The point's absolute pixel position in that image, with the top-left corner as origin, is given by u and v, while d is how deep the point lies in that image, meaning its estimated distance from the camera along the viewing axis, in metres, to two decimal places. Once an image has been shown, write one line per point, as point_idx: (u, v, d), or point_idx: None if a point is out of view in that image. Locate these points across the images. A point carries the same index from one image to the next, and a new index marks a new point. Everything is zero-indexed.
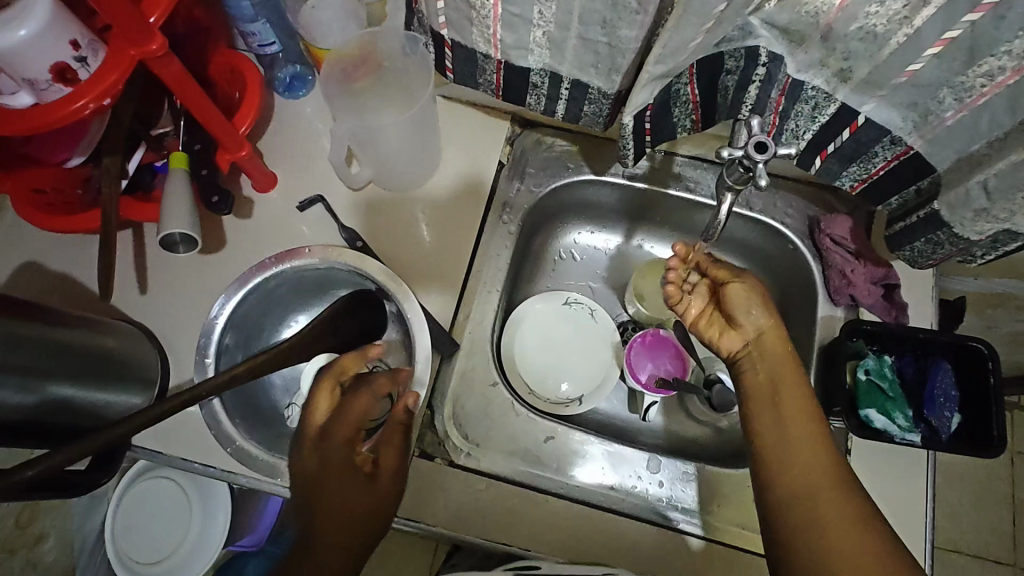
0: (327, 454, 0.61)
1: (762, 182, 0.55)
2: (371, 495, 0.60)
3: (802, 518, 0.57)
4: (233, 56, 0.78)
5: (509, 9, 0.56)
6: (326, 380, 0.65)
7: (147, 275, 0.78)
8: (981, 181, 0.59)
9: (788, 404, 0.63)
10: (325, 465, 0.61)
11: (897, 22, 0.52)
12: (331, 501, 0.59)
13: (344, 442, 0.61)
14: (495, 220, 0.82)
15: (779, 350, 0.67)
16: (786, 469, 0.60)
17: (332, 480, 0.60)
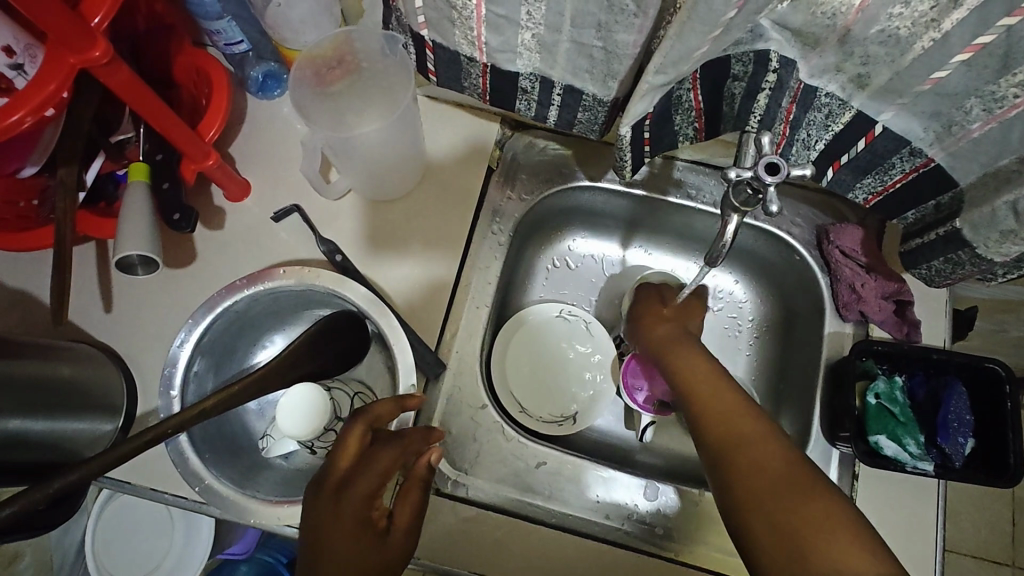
0: (341, 501, 0.55)
1: (774, 207, 0.51)
2: (384, 553, 0.55)
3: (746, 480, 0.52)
4: (199, 56, 0.71)
5: (493, 10, 0.51)
6: (359, 426, 0.58)
7: (111, 292, 0.73)
8: (1010, 202, 0.54)
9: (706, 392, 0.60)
10: (338, 514, 0.54)
11: (923, 25, 0.47)
12: (333, 553, 0.52)
13: (368, 493, 0.55)
14: (485, 228, 0.77)
15: (677, 343, 0.68)
16: (732, 458, 0.54)
17: (342, 530, 0.53)
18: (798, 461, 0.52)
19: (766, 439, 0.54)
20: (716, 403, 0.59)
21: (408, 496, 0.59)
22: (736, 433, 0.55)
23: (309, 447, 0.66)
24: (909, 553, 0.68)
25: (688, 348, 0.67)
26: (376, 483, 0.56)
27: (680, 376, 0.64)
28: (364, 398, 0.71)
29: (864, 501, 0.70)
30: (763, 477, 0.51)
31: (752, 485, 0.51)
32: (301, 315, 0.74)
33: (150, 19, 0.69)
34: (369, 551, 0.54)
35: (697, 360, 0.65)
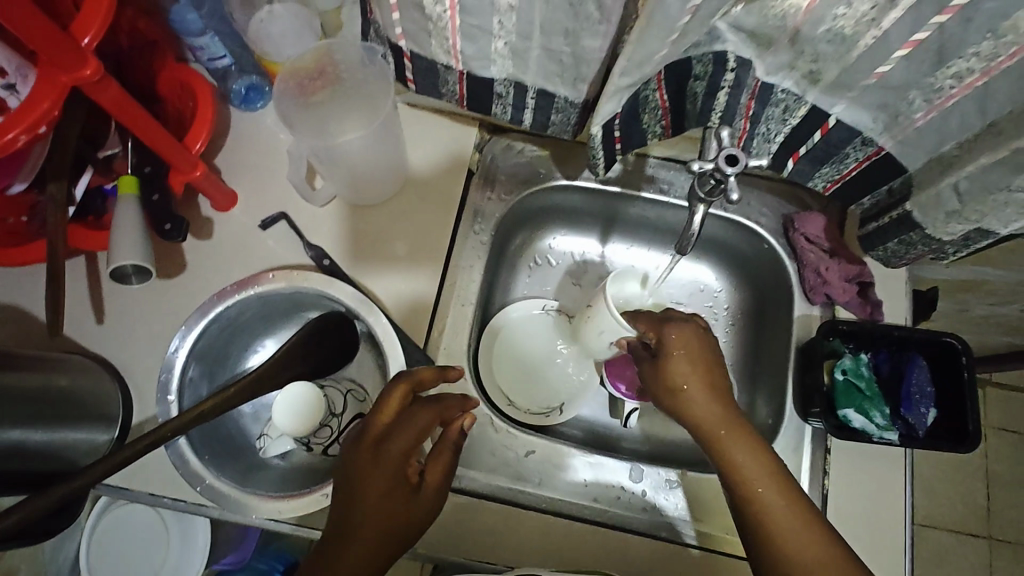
0: (377, 457, 0.58)
1: (734, 195, 0.56)
2: (413, 512, 0.58)
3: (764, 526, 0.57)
4: (183, 70, 0.74)
5: (467, 20, 0.54)
6: (401, 385, 0.61)
7: (103, 304, 0.74)
8: (953, 184, 0.59)
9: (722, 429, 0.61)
10: (372, 473, 0.58)
11: (865, 23, 0.51)
12: (366, 509, 0.57)
13: (401, 454, 0.58)
14: (467, 229, 0.80)
15: (727, 433, 0.61)
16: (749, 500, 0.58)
17: (376, 489, 0.57)
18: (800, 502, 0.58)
19: (791, 510, 0.57)
20: (775, 520, 0.57)
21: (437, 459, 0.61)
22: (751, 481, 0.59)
23: (307, 444, 0.69)
24: (880, 520, 0.72)
25: (736, 440, 0.61)
26: (410, 444, 0.59)
27: (737, 481, 0.59)
28: (356, 395, 0.73)
29: (836, 474, 0.74)
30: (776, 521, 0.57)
31: (773, 529, 0.57)
32: (291, 319, 0.76)
33: (132, 36, 0.71)
34: (397, 511, 0.57)
35: (751, 460, 0.60)
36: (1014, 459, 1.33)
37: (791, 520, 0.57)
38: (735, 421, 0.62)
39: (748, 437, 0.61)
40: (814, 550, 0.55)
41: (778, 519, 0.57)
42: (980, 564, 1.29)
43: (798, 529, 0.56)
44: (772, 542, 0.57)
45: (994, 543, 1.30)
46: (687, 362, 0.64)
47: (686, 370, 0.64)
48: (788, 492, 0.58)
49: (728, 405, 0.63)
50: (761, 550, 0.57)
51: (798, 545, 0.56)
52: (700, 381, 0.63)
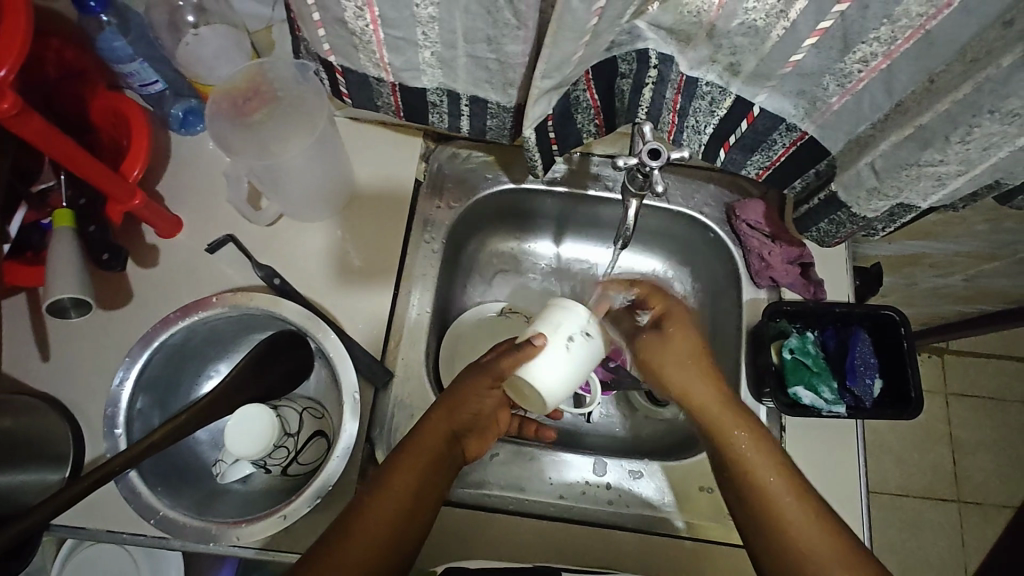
0: (428, 415, 0.63)
1: (660, 188, 0.60)
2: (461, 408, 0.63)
3: (761, 511, 0.57)
4: (114, 98, 0.72)
5: (391, 33, 0.55)
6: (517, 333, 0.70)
7: (48, 340, 0.73)
8: (869, 163, 0.61)
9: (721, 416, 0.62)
10: (425, 437, 0.62)
11: (774, 15, 0.53)
12: (394, 495, 0.58)
13: (459, 399, 0.64)
14: (417, 239, 0.80)
15: (727, 417, 0.62)
16: (750, 484, 0.58)
17: (427, 449, 0.61)
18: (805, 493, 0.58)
19: (800, 505, 0.57)
20: (779, 506, 0.57)
21: (494, 395, 0.64)
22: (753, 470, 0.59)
23: (265, 466, 0.66)
24: (837, 492, 0.74)
25: (737, 425, 0.61)
26: (469, 394, 0.64)
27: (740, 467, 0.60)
28: (313, 412, 0.71)
29: (792, 450, 0.76)
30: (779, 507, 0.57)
31: (774, 514, 0.57)
32: (243, 340, 0.75)
33: (61, 67, 0.71)
34: (427, 489, 0.60)
35: (752, 447, 0.60)
36: (974, 422, 1.38)
37: (793, 503, 0.57)
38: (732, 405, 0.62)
39: (750, 420, 0.62)
40: (818, 533, 0.55)
41: (782, 507, 0.57)
42: (951, 526, 1.33)
43: (800, 512, 0.56)
44: (773, 526, 0.56)
45: (963, 506, 1.34)
46: (688, 346, 0.65)
47: (681, 355, 0.65)
48: (791, 476, 0.59)
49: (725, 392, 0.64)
50: (762, 539, 0.57)
51: (802, 524, 0.56)
52: (700, 365, 0.64)
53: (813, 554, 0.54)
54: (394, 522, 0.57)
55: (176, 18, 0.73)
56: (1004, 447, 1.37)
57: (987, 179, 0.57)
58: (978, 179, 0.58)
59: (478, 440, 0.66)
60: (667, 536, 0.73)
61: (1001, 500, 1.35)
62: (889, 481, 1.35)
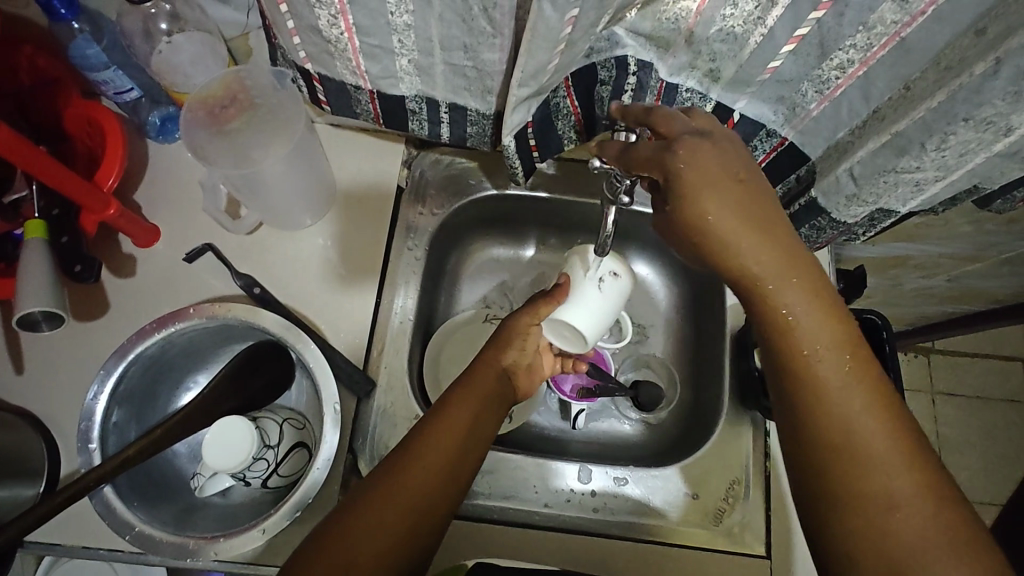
0: (479, 361, 0.69)
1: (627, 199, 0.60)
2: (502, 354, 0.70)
3: (818, 415, 0.50)
4: (88, 106, 0.71)
5: (366, 40, 0.54)
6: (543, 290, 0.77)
7: (22, 352, 0.71)
8: (848, 169, 0.61)
9: (789, 292, 0.51)
10: (466, 390, 0.65)
11: (752, 22, 0.53)
12: (423, 469, 0.58)
13: (504, 341, 0.71)
14: (400, 245, 0.80)
15: (783, 285, 0.51)
16: (809, 382, 0.50)
17: (468, 408, 0.64)
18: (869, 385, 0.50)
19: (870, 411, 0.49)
20: (846, 407, 0.49)
21: (529, 336, 0.71)
22: (811, 366, 0.51)
23: (244, 479, 0.66)
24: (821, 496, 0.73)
25: (794, 302, 0.51)
26: (507, 343, 0.71)
27: (791, 355, 0.51)
28: (294, 423, 0.69)
29: (774, 456, 0.75)
30: (839, 424, 0.49)
31: (828, 422, 0.49)
32: (222, 351, 0.74)
33: (34, 74, 0.70)
34: (460, 457, 0.61)
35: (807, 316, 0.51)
36: (959, 420, 1.39)
37: (859, 412, 0.49)
38: (796, 270, 0.51)
39: (810, 290, 0.51)
40: (886, 442, 0.48)
41: (849, 416, 0.49)
42: None
43: (871, 425, 0.49)
44: (827, 423, 0.49)
45: None
46: (734, 192, 0.51)
47: (727, 188, 0.51)
48: (858, 362, 0.51)
49: (787, 250, 0.51)
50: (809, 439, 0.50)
51: (860, 421, 0.49)
52: (753, 220, 0.51)
53: (874, 467, 0.48)
54: (411, 511, 0.56)
55: (150, 26, 0.72)
56: (990, 445, 1.38)
57: (966, 184, 0.58)
58: (956, 184, 0.58)
59: (525, 377, 0.73)
60: (652, 544, 0.72)
61: (988, 498, 1.35)
62: None
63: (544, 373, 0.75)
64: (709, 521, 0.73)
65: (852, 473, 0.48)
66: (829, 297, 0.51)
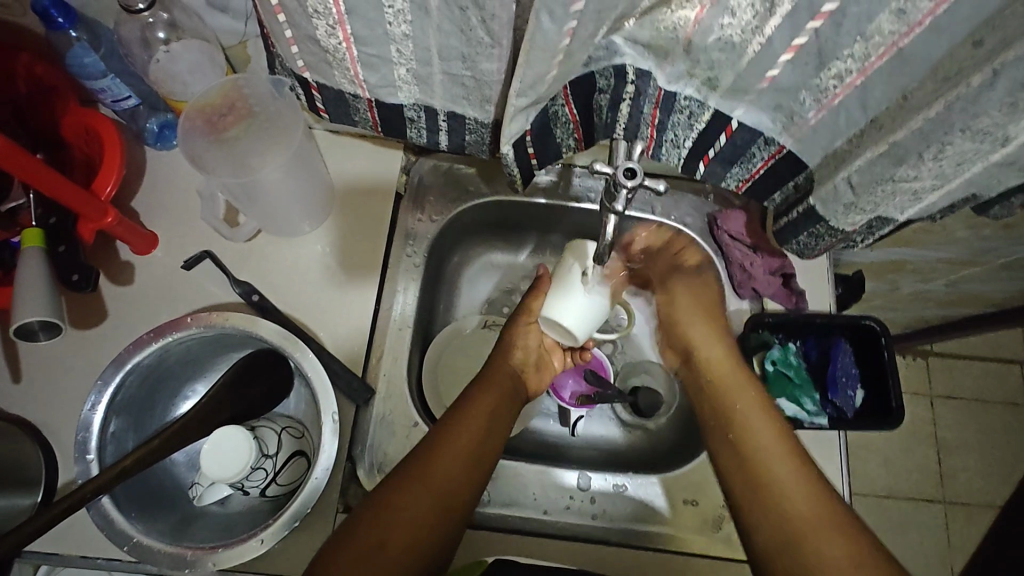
0: (491, 360, 0.73)
1: (622, 205, 0.59)
2: (512, 351, 0.74)
3: (752, 493, 0.63)
4: (86, 113, 0.71)
5: (364, 50, 0.54)
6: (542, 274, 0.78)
7: (19, 361, 0.71)
8: (846, 178, 0.62)
9: (729, 391, 0.71)
10: (485, 386, 0.68)
11: (750, 31, 0.52)
12: (452, 456, 0.61)
13: (506, 346, 0.74)
14: (399, 252, 0.80)
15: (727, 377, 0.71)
16: (751, 454, 0.65)
17: (487, 406, 0.66)
18: (805, 478, 0.62)
19: (804, 483, 0.62)
20: (782, 490, 0.62)
21: (532, 332, 0.76)
22: (757, 467, 0.64)
23: (242, 488, 0.65)
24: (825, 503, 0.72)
25: (745, 403, 0.69)
26: (515, 341, 0.75)
27: (736, 444, 0.67)
28: (292, 431, 0.69)
29: None
30: (773, 485, 0.63)
31: (761, 487, 0.63)
32: (220, 359, 0.74)
33: (31, 82, 0.70)
34: (480, 452, 0.62)
35: (749, 405, 0.69)
36: (958, 423, 1.39)
37: (794, 484, 0.62)
38: (734, 364, 0.74)
39: (755, 396, 0.70)
40: (807, 504, 0.61)
41: (787, 494, 0.62)
42: (937, 527, 1.33)
43: (801, 497, 0.61)
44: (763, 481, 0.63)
45: (950, 507, 1.34)
46: (703, 323, 0.78)
47: (705, 323, 0.78)
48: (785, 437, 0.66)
49: (751, 376, 0.72)
50: (755, 517, 0.62)
51: (787, 486, 0.62)
52: (705, 320, 0.78)
53: (800, 526, 0.59)
54: (437, 500, 0.58)
55: (147, 34, 0.71)
56: (988, 447, 1.38)
57: (962, 194, 0.58)
58: (953, 194, 0.58)
59: (534, 375, 0.76)
60: (654, 551, 0.71)
61: (986, 501, 1.35)
62: (877, 483, 1.36)
63: (552, 370, 0.78)
64: (707, 528, 0.73)
65: (797, 539, 0.59)
66: (780, 424, 0.67)
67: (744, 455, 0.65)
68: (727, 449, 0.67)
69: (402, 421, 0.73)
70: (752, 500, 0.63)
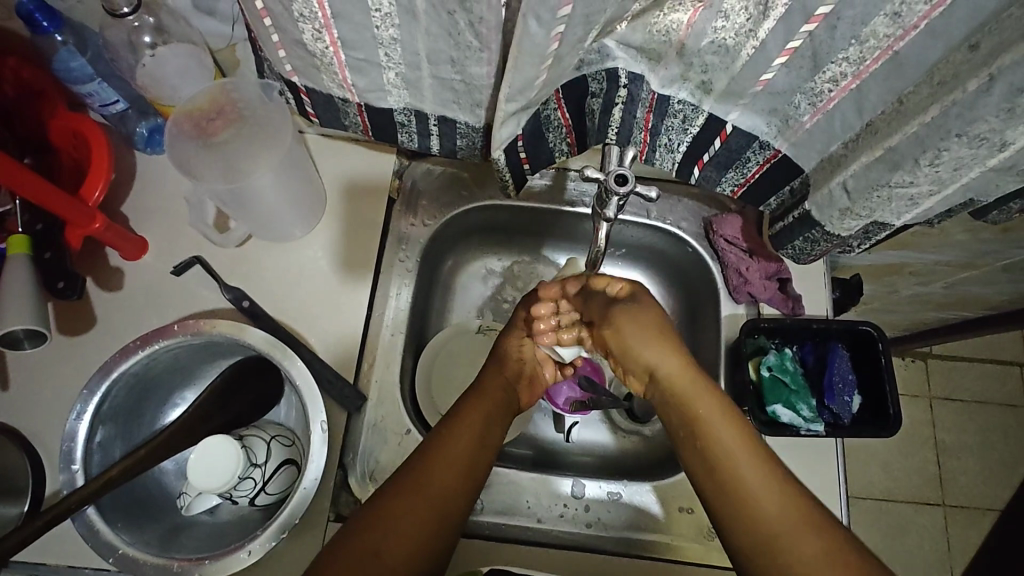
0: (482, 376, 0.71)
1: (613, 212, 0.61)
2: (508, 359, 0.73)
3: (724, 488, 0.56)
4: (74, 118, 0.70)
5: (352, 54, 0.53)
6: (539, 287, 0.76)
7: (7, 369, 0.70)
8: (842, 183, 0.61)
9: (677, 380, 0.63)
10: (478, 400, 0.66)
11: (744, 34, 0.52)
12: (446, 464, 0.60)
13: (501, 358, 0.73)
14: (391, 257, 0.79)
15: (678, 376, 0.63)
16: (705, 446, 0.59)
17: (480, 416, 0.65)
18: (770, 466, 0.56)
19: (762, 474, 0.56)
20: (744, 483, 0.55)
21: (525, 344, 0.74)
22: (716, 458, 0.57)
23: (231, 498, 0.65)
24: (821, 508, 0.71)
25: (699, 398, 0.61)
26: (511, 351, 0.74)
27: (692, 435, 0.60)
28: (282, 440, 0.68)
29: None
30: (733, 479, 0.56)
31: (723, 482, 0.56)
32: (209, 366, 0.73)
33: (18, 87, 0.69)
34: (478, 459, 0.62)
35: (701, 397, 0.61)
36: (957, 425, 1.39)
37: (754, 476, 0.56)
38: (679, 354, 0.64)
39: (700, 385, 0.62)
40: (772, 498, 0.54)
41: (749, 487, 0.55)
42: (936, 531, 1.33)
43: (762, 489, 0.55)
44: (731, 488, 0.56)
45: (949, 510, 1.33)
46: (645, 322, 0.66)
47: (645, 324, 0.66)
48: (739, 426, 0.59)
49: (679, 353, 0.64)
50: (722, 515, 0.56)
51: (750, 480, 0.56)
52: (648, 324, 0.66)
53: (770, 522, 0.53)
54: (431, 509, 0.57)
55: (133, 38, 0.70)
56: (987, 450, 1.37)
57: (959, 199, 0.57)
58: (950, 199, 0.57)
59: (527, 389, 0.74)
60: (648, 560, 0.71)
61: (985, 504, 1.34)
62: (875, 486, 1.35)
63: (546, 380, 0.77)
64: (702, 536, 0.72)
65: (774, 547, 0.52)
66: (734, 413, 0.60)
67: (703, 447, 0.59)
68: (685, 448, 0.60)
69: (395, 428, 0.72)
70: (718, 496, 0.56)
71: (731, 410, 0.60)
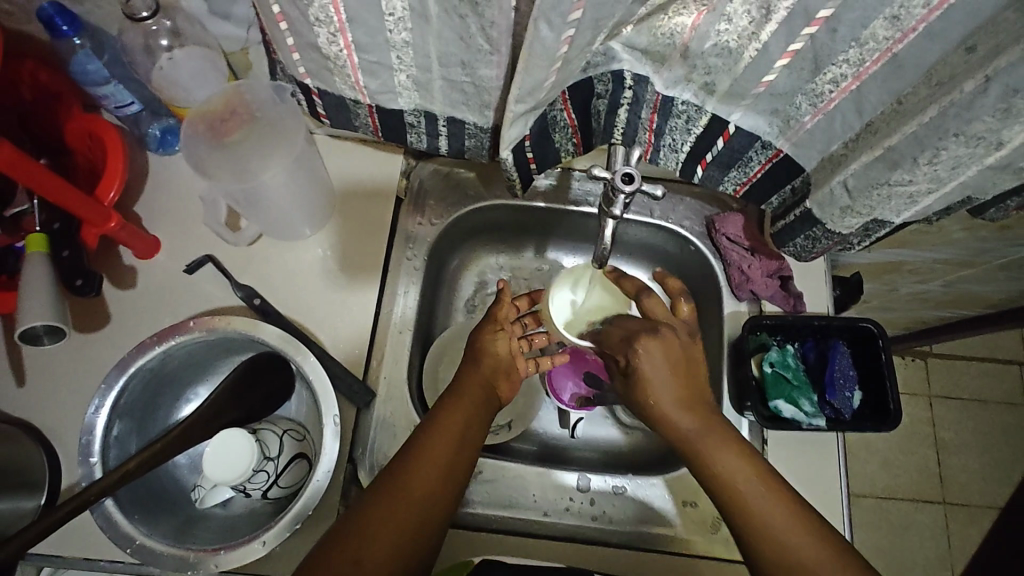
0: (459, 378, 0.69)
1: (617, 210, 0.60)
2: (485, 355, 0.71)
3: (762, 539, 0.56)
4: (89, 119, 0.71)
5: (365, 57, 0.54)
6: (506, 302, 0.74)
7: (24, 365, 0.72)
8: (842, 182, 0.62)
9: (704, 434, 0.62)
10: (459, 401, 0.66)
11: (746, 37, 0.53)
12: (428, 463, 0.60)
13: (476, 355, 0.71)
14: (399, 255, 0.80)
15: (705, 430, 0.62)
16: (737, 500, 0.58)
17: (458, 418, 0.64)
18: (802, 512, 0.58)
19: (797, 524, 0.57)
20: (782, 535, 0.56)
21: (501, 338, 0.72)
22: (753, 512, 0.57)
23: (244, 491, 0.66)
24: (822, 500, 0.73)
25: (727, 458, 0.60)
26: (485, 346, 0.71)
27: (722, 489, 0.59)
28: (294, 434, 0.70)
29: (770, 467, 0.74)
30: (771, 530, 0.56)
31: (760, 535, 0.56)
32: (221, 363, 0.75)
33: (35, 89, 0.70)
34: (459, 457, 0.62)
35: (725, 452, 0.61)
36: (957, 423, 1.40)
37: (789, 524, 0.56)
38: (696, 406, 0.64)
39: (726, 439, 0.62)
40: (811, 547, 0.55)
41: (787, 537, 0.56)
42: (936, 528, 1.34)
43: (801, 539, 0.56)
44: (772, 545, 0.56)
45: (949, 507, 1.35)
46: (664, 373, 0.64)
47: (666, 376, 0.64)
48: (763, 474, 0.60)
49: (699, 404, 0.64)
50: (763, 564, 0.56)
51: (788, 530, 0.56)
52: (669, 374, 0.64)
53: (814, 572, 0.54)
54: (414, 506, 0.58)
55: (150, 41, 0.73)
56: (987, 448, 1.38)
57: (958, 196, 0.59)
58: (949, 197, 0.59)
59: (507, 384, 0.72)
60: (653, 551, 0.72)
61: (985, 502, 1.36)
62: (875, 484, 1.36)
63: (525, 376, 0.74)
64: (707, 530, 0.73)
65: None
66: (760, 462, 0.61)
67: (733, 502, 0.59)
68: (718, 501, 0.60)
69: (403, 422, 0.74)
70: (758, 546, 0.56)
71: (754, 458, 0.61)
